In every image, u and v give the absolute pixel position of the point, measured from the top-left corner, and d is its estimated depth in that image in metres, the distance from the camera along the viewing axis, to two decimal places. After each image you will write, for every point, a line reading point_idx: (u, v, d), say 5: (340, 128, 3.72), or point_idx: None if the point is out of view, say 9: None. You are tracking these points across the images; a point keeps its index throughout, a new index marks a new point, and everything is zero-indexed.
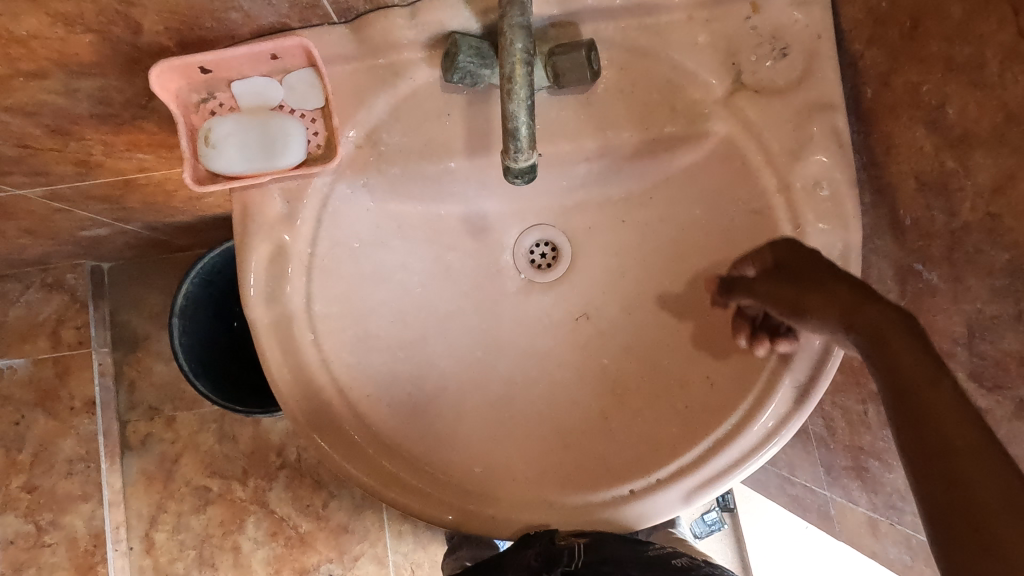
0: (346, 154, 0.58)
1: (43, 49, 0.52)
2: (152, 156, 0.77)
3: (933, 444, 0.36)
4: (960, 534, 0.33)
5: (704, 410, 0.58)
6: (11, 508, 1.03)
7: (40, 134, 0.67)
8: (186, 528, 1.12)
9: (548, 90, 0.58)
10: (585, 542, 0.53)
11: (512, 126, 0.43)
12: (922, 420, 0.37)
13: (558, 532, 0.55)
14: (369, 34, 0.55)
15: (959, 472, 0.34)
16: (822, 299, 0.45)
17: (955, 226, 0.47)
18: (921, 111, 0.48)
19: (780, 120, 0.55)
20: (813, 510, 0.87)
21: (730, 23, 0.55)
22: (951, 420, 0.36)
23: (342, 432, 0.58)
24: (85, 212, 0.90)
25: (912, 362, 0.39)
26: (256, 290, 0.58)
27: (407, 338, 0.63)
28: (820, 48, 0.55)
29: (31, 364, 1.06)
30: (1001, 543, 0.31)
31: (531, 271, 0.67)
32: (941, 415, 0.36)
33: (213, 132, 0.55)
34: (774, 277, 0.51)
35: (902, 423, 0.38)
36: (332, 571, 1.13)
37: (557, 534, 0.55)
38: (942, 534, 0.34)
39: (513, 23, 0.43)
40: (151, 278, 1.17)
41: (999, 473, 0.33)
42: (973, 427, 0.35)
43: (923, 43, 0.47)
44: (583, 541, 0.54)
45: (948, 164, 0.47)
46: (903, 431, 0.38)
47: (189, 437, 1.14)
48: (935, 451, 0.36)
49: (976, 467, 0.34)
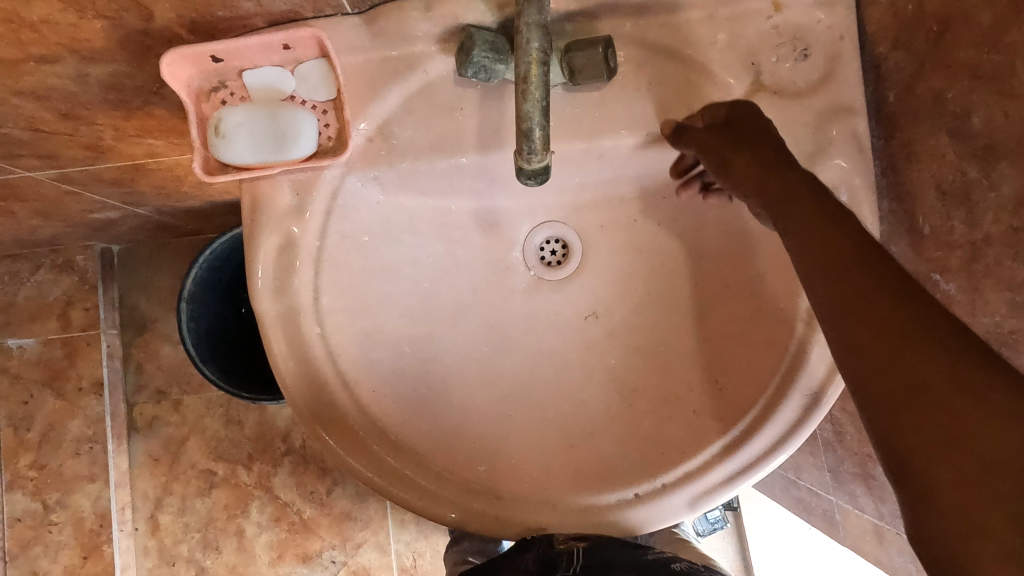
0: (357, 147, 0.58)
1: (53, 34, 0.51)
2: (162, 142, 0.77)
3: (890, 352, 0.37)
4: (938, 438, 0.34)
5: (712, 415, 0.57)
6: (18, 486, 1.04)
7: (50, 118, 0.66)
8: (191, 510, 1.12)
9: (563, 86, 0.57)
10: (585, 546, 0.53)
11: (526, 127, 0.42)
12: (878, 327, 0.37)
13: (556, 536, 0.54)
14: (383, 26, 0.54)
15: (922, 373, 0.35)
16: (746, 162, 0.50)
17: (976, 238, 0.47)
18: (944, 118, 0.47)
19: (799, 123, 0.54)
20: (817, 513, 0.86)
21: (750, 22, 0.54)
22: (899, 319, 0.37)
23: (347, 428, 0.57)
24: (95, 195, 0.90)
25: (853, 277, 0.40)
26: (264, 282, 0.57)
27: (414, 333, 0.62)
28: (842, 50, 0.53)
29: (40, 344, 1.06)
30: (981, 433, 0.33)
31: (540, 268, 0.66)
32: (892, 320, 0.37)
33: (223, 122, 0.54)
34: (721, 133, 0.52)
35: (854, 341, 0.38)
36: (335, 558, 1.13)
37: (555, 539, 0.54)
38: (918, 442, 0.35)
39: (530, 21, 0.42)
40: (160, 261, 1.17)
41: (954, 363, 0.35)
42: (922, 325, 0.36)
43: (950, 49, 0.45)
44: (581, 545, 0.53)
45: (971, 174, 0.46)
46: (855, 348, 0.38)
47: (195, 420, 1.14)
48: (893, 360, 0.36)
49: (938, 364, 0.35)
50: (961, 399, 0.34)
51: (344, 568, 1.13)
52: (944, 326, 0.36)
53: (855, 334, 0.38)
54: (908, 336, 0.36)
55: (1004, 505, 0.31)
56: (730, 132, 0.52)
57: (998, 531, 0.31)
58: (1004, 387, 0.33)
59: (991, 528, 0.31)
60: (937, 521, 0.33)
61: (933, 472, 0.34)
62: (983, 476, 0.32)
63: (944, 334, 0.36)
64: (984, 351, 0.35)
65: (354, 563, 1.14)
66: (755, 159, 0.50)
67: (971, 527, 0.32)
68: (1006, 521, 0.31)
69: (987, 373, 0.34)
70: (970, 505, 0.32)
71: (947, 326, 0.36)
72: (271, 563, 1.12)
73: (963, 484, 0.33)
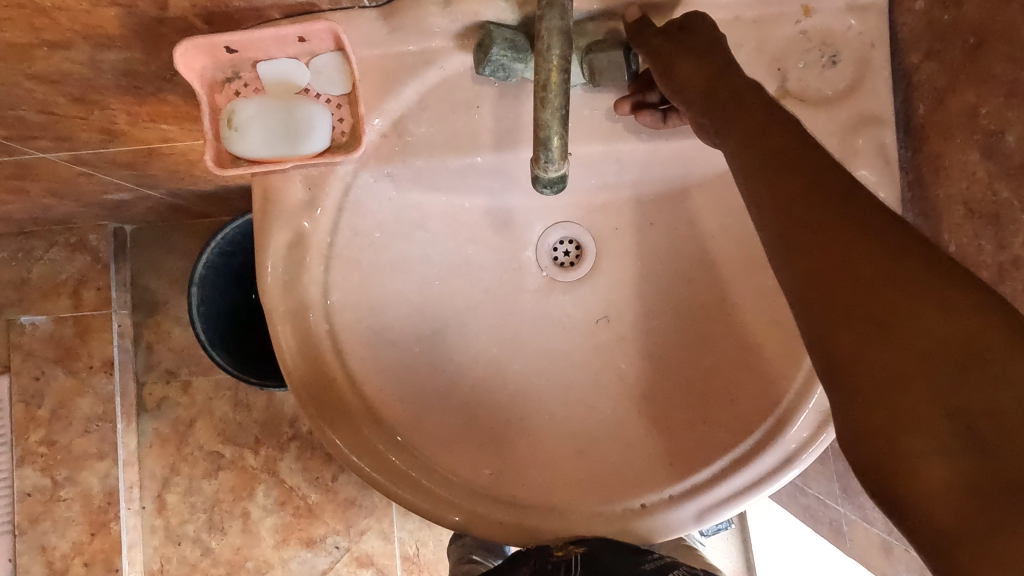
0: (371, 143, 0.57)
1: (67, 20, 0.50)
2: (175, 127, 0.76)
3: (827, 251, 0.34)
4: (873, 336, 0.32)
5: (721, 427, 0.56)
6: (29, 461, 1.05)
7: (63, 101, 0.66)
8: (198, 491, 1.13)
9: (583, 86, 0.56)
10: (583, 552, 0.53)
11: (543, 136, 0.41)
12: (819, 226, 0.35)
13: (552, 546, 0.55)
14: (400, 20, 0.52)
15: (859, 270, 0.33)
16: (695, 69, 0.45)
17: (1004, 259, 0.45)
18: (978, 134, 0.46)
19: (825, 131, 0.53)
20: (824, 522, 0.85)
21: (779, 26, 0.52)
22: (839, 217, 0.35)
23: (352, 429, 0.57)
24: (108, 177, 0.90)
25: (792, 178, 0.37)
26: (273, 279, 0.57)
27: (424, 331, 0.62)
28: (872, 58, 0.52)
29: (52, 322, 1.07)
30: (917, 329, 0.31)
31: (554, 269, 0.65)
32: (832, 218, 0.35)
33: (236, 114, 0.54)
34: (674, 37, 0.47)
35: (789, 241, 0.36)
36: (339, 544, 1.14)
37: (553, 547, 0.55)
38: (851, 341, 0.33)
39: (552, 27, 0.41)
40: (172, 242, 1.17)
41: (894, 260, 0.33)
42: (863, 222, 0.34)
43: (987, 63, 0.44)
44: (580, 551, 0.54)
45: (1003, 194, 0.44)
46: (790, 249, 0.36)
47: (204, 402, 1.14)
48: (831, 259, 0.34)
49: (876, 262, 0.33)
50: (895, 294, 0.32)
51: (347, 554, 1.14)
52: (884, 224, 0.34)
53: (792, 233, 0.36)
54: (846, 232, 0.34)
55: (936, 399, 0.30)
56: (682, 36, 0.47)
57: (928, 426, 0.30)
58: (943, 280, 0.32)
59: (923, 422, 0.30)
60: (863, 420, 0.32)
61: (864, 370, 0.32)
62: (917, 372, 0.31)
63: (883, 230, 0.34)
64: (924, 245, 0.33)
65: (358, 550, 1.14)
66: (706, 62, 0.45)
67: (900, 424, 0.30)
68: (938, 416, 0.30)
69: (926, 269, 0.32)
70: (903, 401, 0.30)
71: (887, 223, 0.34)
72: (275, 547, 1.13)
73: (894, 381, 0.31)
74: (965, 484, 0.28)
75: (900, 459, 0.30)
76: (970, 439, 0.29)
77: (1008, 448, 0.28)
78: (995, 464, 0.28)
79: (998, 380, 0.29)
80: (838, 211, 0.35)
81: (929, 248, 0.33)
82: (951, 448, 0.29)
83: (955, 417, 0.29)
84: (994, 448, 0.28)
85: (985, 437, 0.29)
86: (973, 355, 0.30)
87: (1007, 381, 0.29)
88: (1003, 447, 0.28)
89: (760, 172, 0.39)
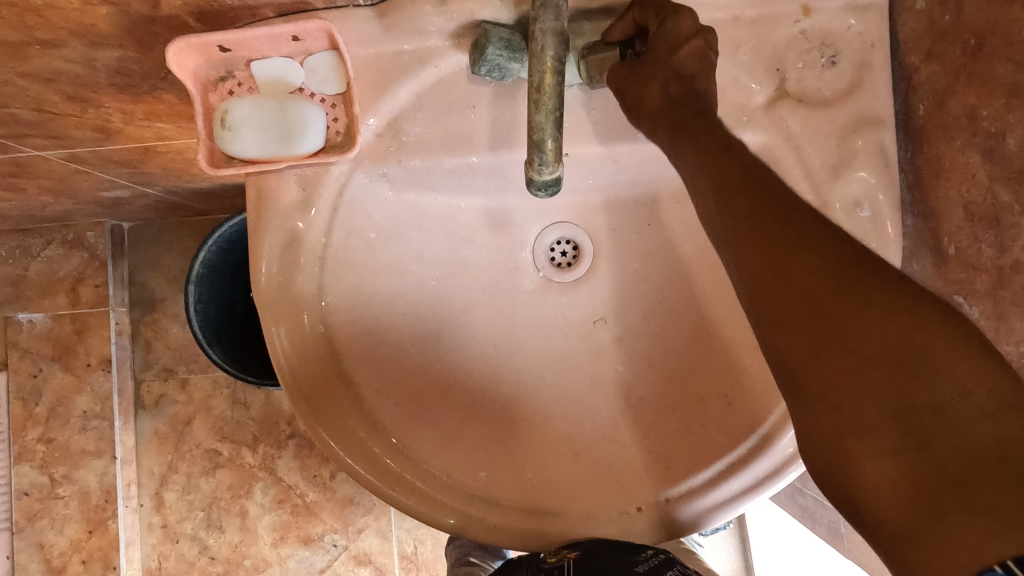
0: (365, 142, 0.57)
1: (59, 18, 0.50)
2: (171, 125, 0.75)
3: (774, 268, 0.37)
4: (819, 346, 0.35)
5: (718, 430, 0.56)
6: (27, 458, 1.05)
7: (57, 100, 0.65)
8: (196, 489, 1.13)
9: (580, 86, 0.56)
10: (575, 559, 0.52)
11: (538, 138, 0.41)
12: (767, 250, 0.38)
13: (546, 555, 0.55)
14: (395, 18, 0.52)
15: (803, 287, 0.36)
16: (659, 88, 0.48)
17: (1004, 263, 0.45)
18: (978, 136, 0.45)
19: (823, 133, 0.52)
20: (823, 523, 0.85)
21: (778, 25, 0.51)
22: (782, 235, 0.38)
23: (347, 436, 0.56)
24: (104, 174, 0.89)
25: (740, 203, 0.40)
26: (268, 280, 0.56)
27: (420, 332, 0.61)
28: (872, 58, 0.51)
29: (49, 319, 1.06)
30: (860, 335, 0.33)
31: (551, 270, 0.64)
32: (776, 237, 0.38)
33: (230, 114, 0.54)
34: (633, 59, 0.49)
35: (741, 261, 0.39)
36: (336, 542, 1.13)
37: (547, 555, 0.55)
38: (801, 353, 0.35)
39: (546, 28, 0.40)
40: (170, 239, 1.16)
41: (836, 270, 0.35)
42: (805, 237, 0.37)
43: (988, 64, 0.44)
44: (572, 557, 0.52)
45: (1003, 198, 0.44)
46: (743, 269, 0.39)
47: (202, 400, 1.14)
48: (779, 275, 0.37)
49: (818, 278, 0.36)
50: (838, 302, 0.34)
51: (345, 552, 1.13)
52: (825, 239, 0.37)
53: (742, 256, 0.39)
54: (790, 249, 0.37)
55: (882, 402, 0.32)
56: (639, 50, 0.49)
57: (879, 428, 0.32)
58: (881, 284, 0.34)
59: (873, 425, 0.32)
60: (822, 426, 0.34)
61: (817, 379, 0.34)
62: (863, 376, 0.33)
63: (823, 243, 0.37)
64: (864, 254, 0.36)
65: (356, 548, 1.14)
66: (665, 89, 0.48)
67: (853, 428, 0.33)
68: (885, 418, 0.32)
69: (866, 280, 0.35)
70: (853, 407, 0.33)
71: (827, 236, 0.37)
72: (273, 545, 1.12)
73: (845, 392, 0.33)
74: (914, 480, 0.31)
75: (856, 463, 0.33)
76: (915, 437, 0.31)
77: (949, 441, 0.30)
78: (936, 459, 0.30)
79: (937, 375, 0.31)
80: (781, 230, 0.38)
81: (870, 255, 0.36)
82: (899, 447, 0.31)
83: (900, 416, 0.32)
84: (937, 442, 0.31)
85: (929, 433, 0.31)
86: (913, 352, 0.32)
87: (946, 377, 0.31)
88: (944, 440, 0.30)
89: (719, 196, 0.42)
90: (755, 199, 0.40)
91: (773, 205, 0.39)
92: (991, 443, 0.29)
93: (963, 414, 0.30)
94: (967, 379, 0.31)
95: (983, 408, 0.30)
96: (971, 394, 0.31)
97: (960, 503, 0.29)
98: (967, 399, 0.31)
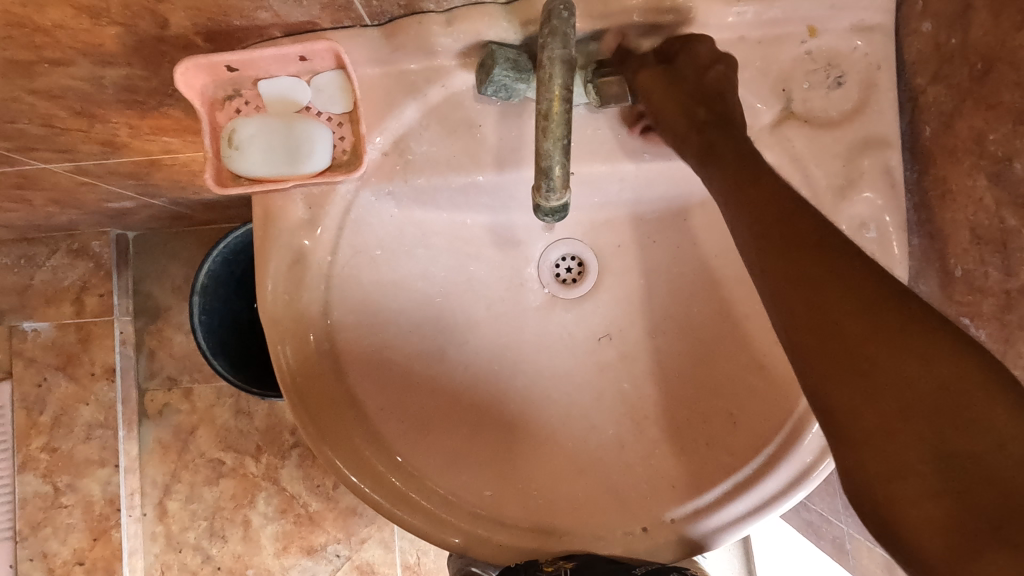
0: (372, 161, 0.57)
1: (67, 38, 0.50)
2: (178, 139, 0.75)
3: (815, 316, 0.37)
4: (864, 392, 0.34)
5: (724, 450, 0.56)
6: (31, 467, 1.06)
7: (65, 115, 0.65)
8: (199, 498, 1.12)
9: (586, 107, 0.56)
10: (573, 568, 0.54)
11: (545, 165, 0.41)
12: (812, 291, 0.38)
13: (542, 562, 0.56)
14: (402, 39, 0.52)
15: (847, 330, 0.36)
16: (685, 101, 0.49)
17: (1011, 287, 0.45)
18: (985, 159, 0.45)
19: (830, 153, 0.52)
20: (827, 539, 0.85)
21: (784, 46, 0.51)
22: (828, 283, 0.37)
23: (352, 451, 0.56)
24: (110, 186, 0.90)
25: (774, 238, 0.41)
26: (274, 297, 0.57)
27: (425, 350, 0.61)
28: (879, 79, 0.51)
29: (54, 329, 1.07)
30: (902, 381, 0.33)
31: (556, 287, 0.64)
32: (820, 283, 0.38)
33: (237, 132, 0.54)
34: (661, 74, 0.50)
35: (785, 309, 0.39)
36: (339, 552, 1.13)
37: (541, 564, 0.55)
38: (844, 398, 0.35)
39: (554, 56, 0.40)
40: (174, 249, 1.16)
41: (879, 316, 0.35)
42: (849, 280, 0.37)
43: (995, 88, 0.44)
44: (570, 566, 0.54)
45: (1010, 222, 0.44)
46: (785, 306, 0.39)
47: (206, 409, 1.14)
48: (820, 317, 0.37)
49: (860, 322, 0.35)
50: (883, 351, 0.34)
51: (348, 562, 1.13)
52: (867, 281, 0.37)
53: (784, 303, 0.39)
54: (834, 296, 0.37)
55: (923, 445, 0.32)
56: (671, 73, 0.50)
57: (918, 471, 0.32)
58: (923, 332, 0.34)
59: (910, 468, 0.32)
60: (861, 465, 0.34)
61: (857, 423, 0.34)
62: (905, 422, 0.33)
63: (863, 288, 0.36)
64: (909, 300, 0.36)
65: (359, 559, 1.13)
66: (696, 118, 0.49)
67: (893, 470, 0.32)
68: (926, 459, 0.32)
69: (906, 324, 0.35)
70: (893, 447, 0.33)
71: (869, 279, 0.37)
72: (276, 555, 1.12)
73: (885, 432, 0.33)
74: (951, 522, 0.30)
75: (892, 502, 0.32)
76: (954, 479, 0.31)
77: (987, 486, 0.30)
78: (975, 500, 0.30)
79: (976, 424, 0.31)
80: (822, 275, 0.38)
81: (905, 297, 0.36)
82: (938, 488, 0.31)
83: (941, 459, 0.31)
84: (973, 486, 0.30)
85: (965, 477, 0.31)
86: (950, 401, 0.32)
87: (982, 425, 0.31)
88: (981, 485, 0.30)
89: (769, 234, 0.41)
90: (797, 242, 0.39)
91: (813, 249, 0.39)
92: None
93: (1001, 460, 0.30)
94: (1003, 426, 0.31)
95: (1020, 455, 0.30)
96: (1007, 439, 0.30)
97: (998, 544, 0.29)
98: (1005, 446, 0.30)
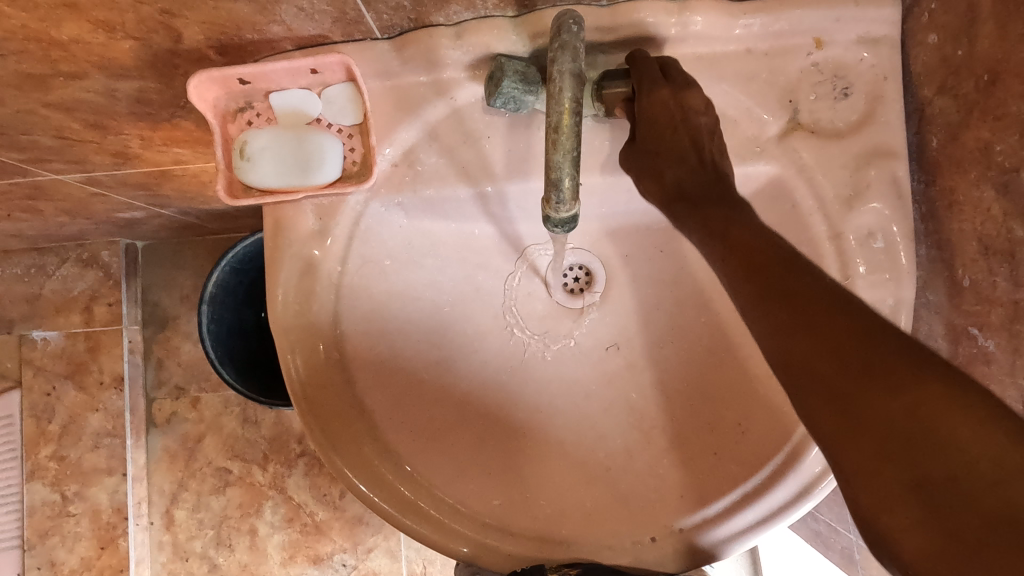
0: (381, 172, 0.58)
1: (83, 53, 0.51)
2: (188, 150, 0.76)
3: (788, 349, 0.38)
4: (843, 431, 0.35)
5: (731, 460, 0.56)
6: (39, 476, 1.06)
7: (78, 127, 0.66)
8: (206, 507, 1.13)
9: (593, 118, 0.56)
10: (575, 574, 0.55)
11: (556, 177, 0.41)
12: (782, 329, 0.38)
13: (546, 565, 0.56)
14: (412, 52, 0.53)
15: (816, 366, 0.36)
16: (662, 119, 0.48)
17: (1019, 297, 0.45)
18: (992, 170, 0.46)
19: (837, 164, 0.53)
20: (836, 550, 0.84)
21: (791, 58, 0.52)
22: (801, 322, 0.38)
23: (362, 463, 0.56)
24: (120, 196, 0.90)
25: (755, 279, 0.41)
26: (284, 307, 0.57)
27: (433, 358, 0.61)
28: (885, 90, 0.52)
29: (64, 338, 1.08)
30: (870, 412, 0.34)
31: (562, 297, 0.65)
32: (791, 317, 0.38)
33: (249, 144, 0.55)
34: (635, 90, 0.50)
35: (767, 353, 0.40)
36: (345, 562, 1.12)
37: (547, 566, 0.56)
38: (829, 427, 0.35)
39: (564, 70, 0.40)
40: (183, 258, 1.16)
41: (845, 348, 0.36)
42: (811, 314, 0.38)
43: (1002, 99, 0.44)
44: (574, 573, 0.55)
45: (1017, 233, 0.44)
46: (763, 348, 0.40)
47: (213, 418, 1.14)
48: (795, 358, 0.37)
49: (827, 358, 0.36)
50: (853, 379, 0.35)
51: (354, 572, 1.12)
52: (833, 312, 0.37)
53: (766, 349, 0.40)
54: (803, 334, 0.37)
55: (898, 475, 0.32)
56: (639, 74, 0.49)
57: (898, 502, 0.32)
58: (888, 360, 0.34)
59: (896, 500, 0.32)
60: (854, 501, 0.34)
61: (846, 457, 0.34)
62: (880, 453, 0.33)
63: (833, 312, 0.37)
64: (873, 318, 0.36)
65: (365, 568, 1.13)
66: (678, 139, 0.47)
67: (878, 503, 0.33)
68: (903, 490, 0.32)
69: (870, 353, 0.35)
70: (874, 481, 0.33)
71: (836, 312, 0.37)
72: (282, 563, 1.12)
73: (865, 467, 0.33)
74: (937, 550, 0.31)
75: (885, 535, 0.33)
76: (933, 506, 0.31)
77: (962, 510, 0.30)
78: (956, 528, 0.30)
79: (945, 444, 0.31)
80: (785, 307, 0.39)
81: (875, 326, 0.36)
82: (916, 517, 0.31)
83: (916, 488, 0.32)
84: (952, 511, 0.30)
85: (942, 504, 0.31)
86: (920, 426, 0.32)
87: (951, 448, 0.31)
88: (958, 509, 0.30)
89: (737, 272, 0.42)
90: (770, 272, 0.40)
91: (782, 282, 0.40)
92: (1000, 509, 0.29)
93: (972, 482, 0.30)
94: (969, 443, 0.31)
95: (988, 474, 0.30)
96: (976, 460, 0.30)
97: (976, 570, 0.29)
98: (974, 465, 0.30)
